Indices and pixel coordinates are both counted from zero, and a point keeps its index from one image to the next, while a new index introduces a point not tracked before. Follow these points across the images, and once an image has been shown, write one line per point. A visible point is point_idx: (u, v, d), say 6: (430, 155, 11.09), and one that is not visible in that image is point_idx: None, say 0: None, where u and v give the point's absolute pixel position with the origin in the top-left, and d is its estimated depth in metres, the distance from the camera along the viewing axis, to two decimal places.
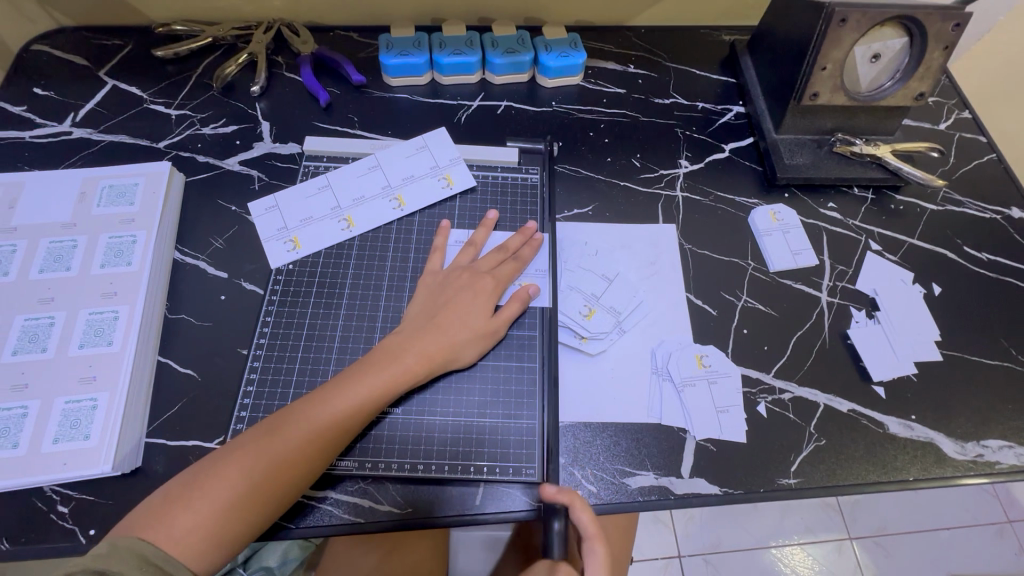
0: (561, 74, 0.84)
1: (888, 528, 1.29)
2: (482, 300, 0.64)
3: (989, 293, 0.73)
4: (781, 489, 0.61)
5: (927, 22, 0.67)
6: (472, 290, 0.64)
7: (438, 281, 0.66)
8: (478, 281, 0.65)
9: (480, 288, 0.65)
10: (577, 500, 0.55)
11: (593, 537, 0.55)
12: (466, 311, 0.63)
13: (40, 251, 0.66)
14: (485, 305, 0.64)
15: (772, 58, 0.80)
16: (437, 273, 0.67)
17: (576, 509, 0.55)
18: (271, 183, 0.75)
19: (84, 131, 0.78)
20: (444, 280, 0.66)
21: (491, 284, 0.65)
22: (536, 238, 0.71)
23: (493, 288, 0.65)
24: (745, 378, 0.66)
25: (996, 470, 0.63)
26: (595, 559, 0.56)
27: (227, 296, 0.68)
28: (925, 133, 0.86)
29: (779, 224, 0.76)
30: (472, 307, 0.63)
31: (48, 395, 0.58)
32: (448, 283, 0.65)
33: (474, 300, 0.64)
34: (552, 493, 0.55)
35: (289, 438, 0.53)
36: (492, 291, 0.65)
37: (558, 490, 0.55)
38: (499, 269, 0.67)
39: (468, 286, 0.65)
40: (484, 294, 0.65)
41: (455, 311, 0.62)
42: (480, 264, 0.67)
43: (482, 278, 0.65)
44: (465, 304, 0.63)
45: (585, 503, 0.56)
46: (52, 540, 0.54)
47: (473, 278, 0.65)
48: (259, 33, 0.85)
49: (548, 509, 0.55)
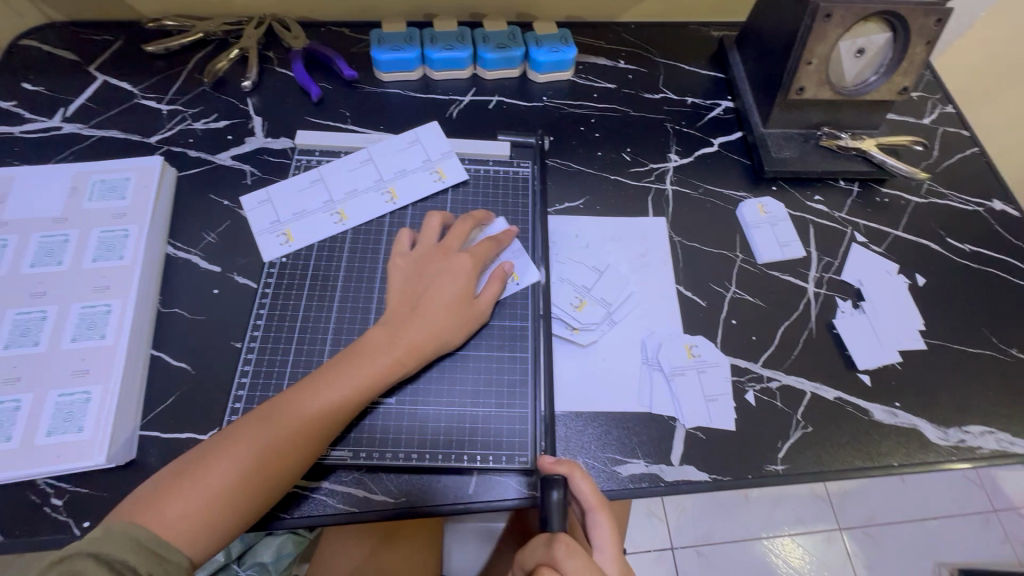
0: (551, 69, 0.85)
1: (876, 519, 1.31)
2: (461, 280, 0.64)
3: (970, 283, 0.75)
4: (769, 475, 0.62)
5: (910, 18, 0.69)
6: (450, 271, 0.64)
7: (412, 262, 0.66)
8: (457, 261, 0.65)
9: (460, 270, 0.65)
10: (576, 470, 0.55)
11: (593, 506, 0.54)
12: (447, 292, 0.63)
13: (31, 246, 0.66)
14: (464, 285, 0.64)
15: (759, 54, 0.81)
16: (414, 254, 0.66)
17: (575, 478, 0.55)
18: (263, 178, 0.75)
19: (74, 127, 0.78)
20: (422, 261, 0.65)
21: (470, 263, 0.65)
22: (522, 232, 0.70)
23: (471, 267, 0.65)
24: (733, 367, 0.68)
25: (978, 455, 0.64)
26: (599, 531, 0.54)
27: (220, 290, 0.68)
28: (909, 128, 0.87)
29: (767, 217, 0.77)
30: (451, 287, 0.63)
31: (40, 389, 0.58)
32: (426, 264, 0.65)
33: (454, 281, 0.64)
34: (551, 465, 0.56)
35: (281, 428, 0.53)
36: (470, 268, 0.65)
37: (556, 460, 0.56)
38: (474, 249, 0.67)
39: (445, 266, 0.65)
40: (462, 274, 0.64)
41: (436, 293, 0.63)
42: (450, 240, 0.67)
43: (458, 257, 0.65)
44: (448, 288, 0.63)
45: (584, 473, 0.56)
46: (46, 532, 0.55)
47: (450, 258, 0.65)
48: (250, 28, 0.85)
49: (546, 481, 0.55)
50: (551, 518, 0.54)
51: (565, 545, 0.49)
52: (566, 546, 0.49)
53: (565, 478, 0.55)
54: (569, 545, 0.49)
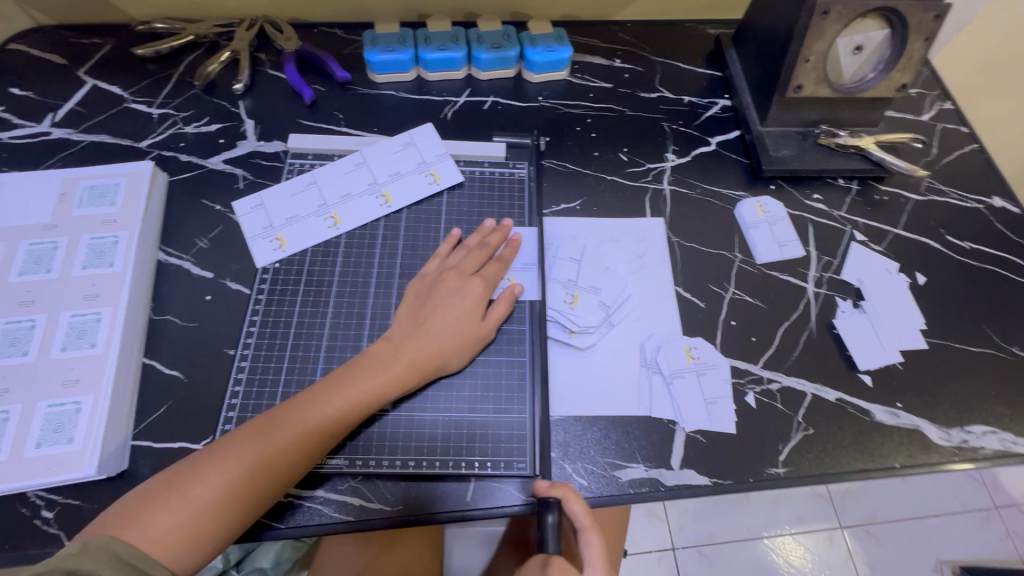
0: (547, 69, 0.84)
1: (878, 517, 1.30)
2: (469, 304, 0.63)
3: (971, 282, 0.74)
4: (770, 478, 0.61)
5: (907, 14, 0.68)
6: (460, 294, 0.64)
7: (422, 282, 0.65)
8: (467, 285, 0.64)
9: (468, 291, 0.64)
10: (569, 492, 0.54)
11: (586, 528, 0.54)
12: (455, 313, 0.62)
13: (20, 253, 0.65)
14: (474, 308, 0.63)
15: (757, 51, 0.81)
16: (429, 275, 0.66)
17: (569, 501, 0.54)
18: (256, 182, 0.75)
19: (64, 131, 0.77)
20: (432, 280, 0.65)
21: (480, 284, 0.65)
22: (514, 236, 0.70)
23: (482, 293, 0.65)
24: (733, 369, 0.67)
25: (981, 455, 0.64)
26: (590, 548, 0.55)
27: (212, 296, 0.67)
28: (908, 125, 0.86)
29: (765, 216, 0.76)
30: (459, 310, 0.63)
31: (30, 399, 0.57)
32: (437, 286, 0.64)
33: (463, 302, 0.63)
34: (544, 488, 0.55)
35: (272, 440, 0.52)
36: (481, 293, 0.64)
37: (551, 483, 0.55)
38: (485, 271, 0.66)
39: (457, 288, 0.64)
40: (472, 298, 0.64)
41: (442, 315, 0.62)
42: (464, 263, 0.66)
43: (470, 280, 0.65)
44: (453, 310, 0.62)
45: (578, 494, 0.55)
46: (38, 545, 0.54)
47: (464, 280, 0.65)
48: (242, 30, 0.84)
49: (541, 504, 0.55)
50: (546, 540, 0.55)
51: (559, 572, 0.50)
52: (558, 573, 0.50)
53: (559, 501, 0.54)
54: (561, 574, 0.50)
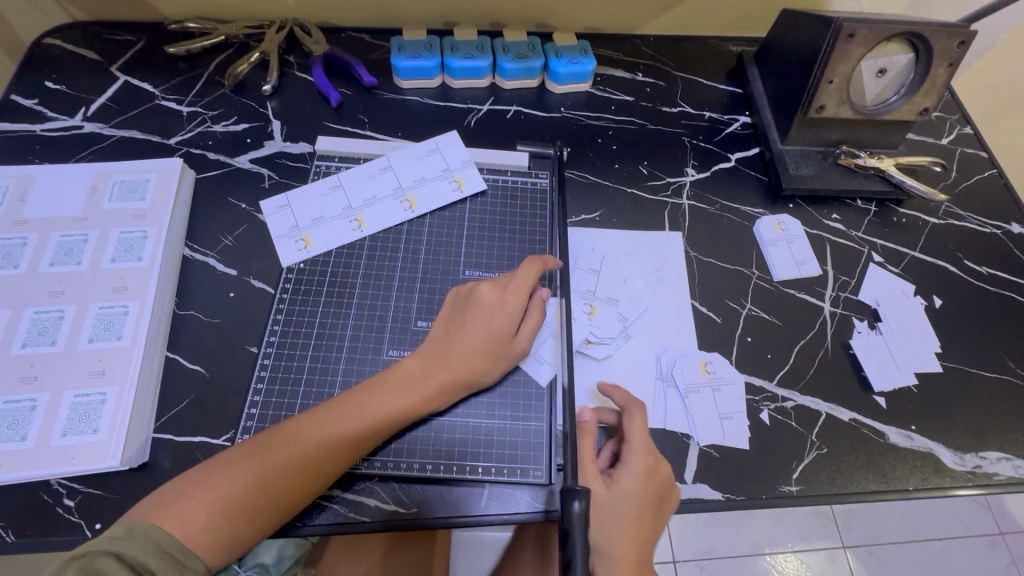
0: (570, 81, 0.85)
1: (882, 538, 1.30)
2: (504, 317, 0.61)
3: (989, 308, 0.74)
4: (783, 496, 0.62)
5: (933, 39, 0.69)
6: (495, 304, 0.62)
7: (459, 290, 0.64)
8: (505, 295, 0.62)
9: (501, 303, 0.62)
10: None
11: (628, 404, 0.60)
12: (490, 327, 0.61)
13: (51, 245, 0.66)
14: (509, 319, 0.61)
15: (779, 70, 0.81)
16: (465, 287, 0.65)
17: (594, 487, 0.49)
18: (282, 182, 0.76)
19: (95, 126, 0.78)
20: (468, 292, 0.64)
21: (518, 296, 0.63)
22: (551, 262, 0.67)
23: (519, 301, 0.62)
24: (748, 386, 0.67)
25: (994, 482, 0.64)
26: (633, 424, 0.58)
27: (236, 294, 0.68)
28: (927, 148, 0.87)
29: (784, 234, 0.77)
30: (493, 324, 0.61)
31: (57, 389, 0.58)
32: (472, 296, 0.63)
33: (497, 315, 0.61)
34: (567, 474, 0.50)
35: (307, 447, 0.53)
36: (518, 304, 0.62)
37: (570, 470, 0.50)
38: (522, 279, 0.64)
39: (491, 297, 0.62)
40: (507, 309, 0.62)
41: (476, 327, 0.61)
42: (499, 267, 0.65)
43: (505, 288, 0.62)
44: (490, 324, 0.61)
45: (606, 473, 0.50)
46: (59, 533, 0.54)
47: (496, 292, 0.62)
48: (272, 32, 0.86)
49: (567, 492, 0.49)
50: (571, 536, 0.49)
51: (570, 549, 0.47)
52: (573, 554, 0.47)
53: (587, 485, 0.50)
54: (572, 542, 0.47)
